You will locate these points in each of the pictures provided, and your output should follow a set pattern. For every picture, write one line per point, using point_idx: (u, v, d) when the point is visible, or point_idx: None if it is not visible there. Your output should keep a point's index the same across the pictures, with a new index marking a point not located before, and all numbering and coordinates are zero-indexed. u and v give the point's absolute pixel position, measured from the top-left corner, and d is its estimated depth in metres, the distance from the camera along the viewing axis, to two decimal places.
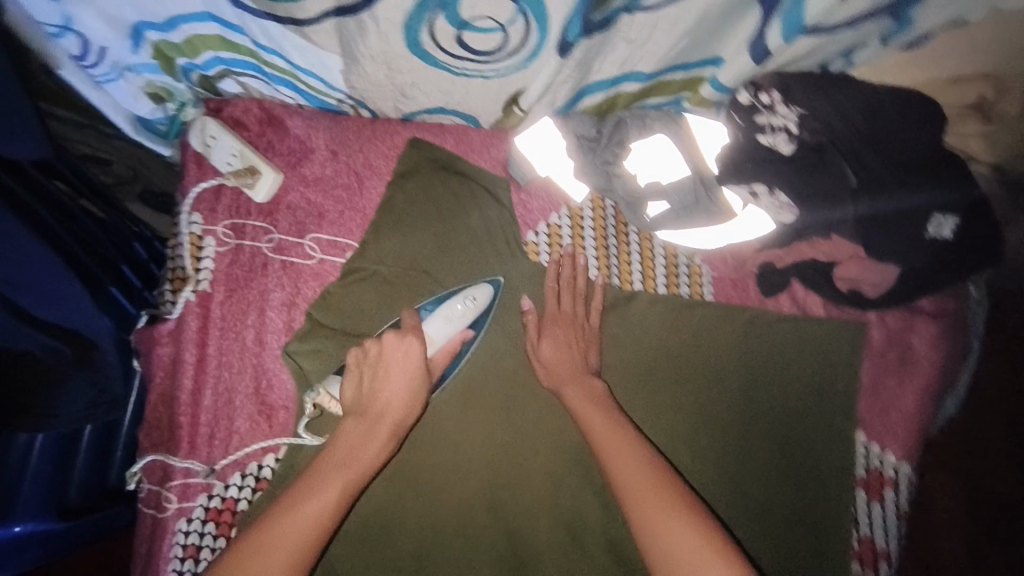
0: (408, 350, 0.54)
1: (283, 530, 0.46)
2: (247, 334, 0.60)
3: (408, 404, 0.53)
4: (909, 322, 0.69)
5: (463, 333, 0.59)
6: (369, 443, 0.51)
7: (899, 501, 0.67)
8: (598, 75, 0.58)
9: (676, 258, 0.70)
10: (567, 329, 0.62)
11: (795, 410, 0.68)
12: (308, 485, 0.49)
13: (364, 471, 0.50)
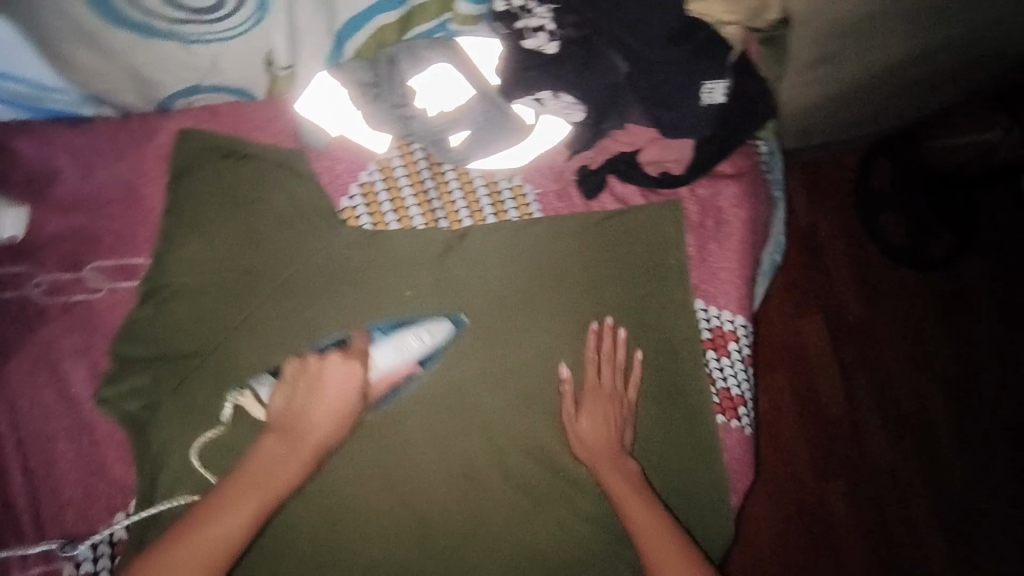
0: (348, 377, 0.57)
1: (195, 544, 0.48)
2: (47, 395, 0.56)
3: (334, 428, 0.55)
4: (716, 189, 0.75)
5: (411, 367, 0.63)
6: (287, 461, 0.53)
7: (742, 348, 0.74)
8: (346, 11, 0.58)
9: (497, 183, 0.70)
10: (597, 399, 0.66)
11: (638, 303, 0.72)
12: (225, 501, 0.50)
13: (281, 491, 0.52)
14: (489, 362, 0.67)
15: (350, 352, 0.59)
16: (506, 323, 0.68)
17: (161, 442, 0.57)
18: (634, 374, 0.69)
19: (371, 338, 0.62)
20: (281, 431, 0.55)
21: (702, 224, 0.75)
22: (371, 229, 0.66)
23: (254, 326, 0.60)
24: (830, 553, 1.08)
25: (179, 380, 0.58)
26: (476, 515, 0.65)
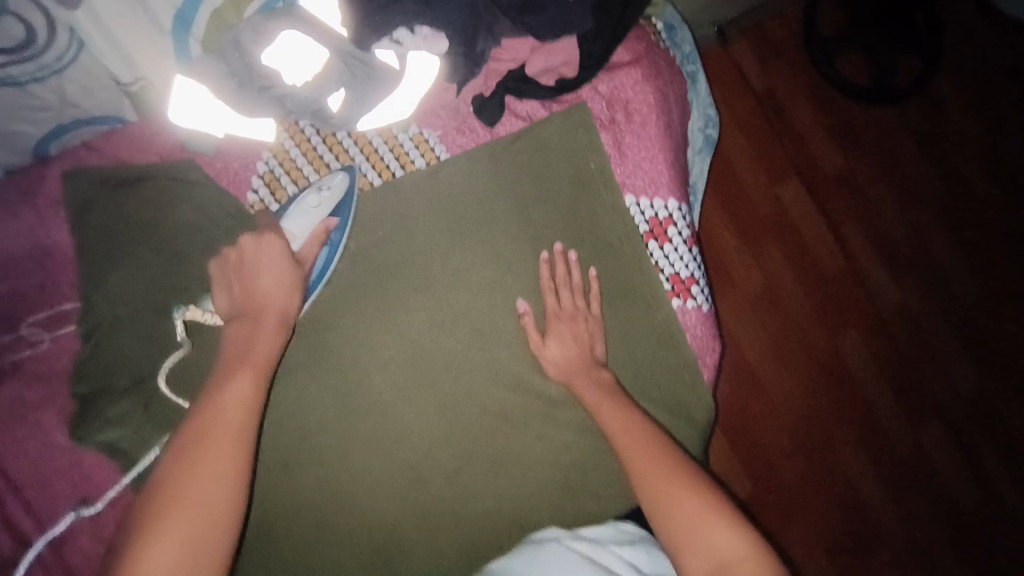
0: (270, 246, 0.61)
1: (217, 422, 0.51)
2: (30, 446, 0.59)
3: (280, 291, 0.60)
4: (619, 79, 0.72)
5: (325, 222, 0.65)
6: (258, 334, 0.57)
7: (683, 231, 0.72)
8: (170, 10, 0.57)
9: (395, 134, 0.70)
10: (558, 324, 0.68)
11: (567, 213, 0.71)
12: (220, 384, 0.54)
13: (268, 363, 0.56)
14: (433, 310, 0.69)
15: (263, 231, 0.62)
16: (441, 270, 0.69)
17: (149, 460, 0.61)
18: (594, 292, 0.69)
19: (278, 218, 0.65)
20: (237, 319, 0.59)
21: (612, 118, 0.72)
22: (285, 215, 0.67)
23: (200, 332, 0.63)
24: (845, 402, 1.14)
25: (146, 400, 0.62)
26: (461, 454, 0.67)
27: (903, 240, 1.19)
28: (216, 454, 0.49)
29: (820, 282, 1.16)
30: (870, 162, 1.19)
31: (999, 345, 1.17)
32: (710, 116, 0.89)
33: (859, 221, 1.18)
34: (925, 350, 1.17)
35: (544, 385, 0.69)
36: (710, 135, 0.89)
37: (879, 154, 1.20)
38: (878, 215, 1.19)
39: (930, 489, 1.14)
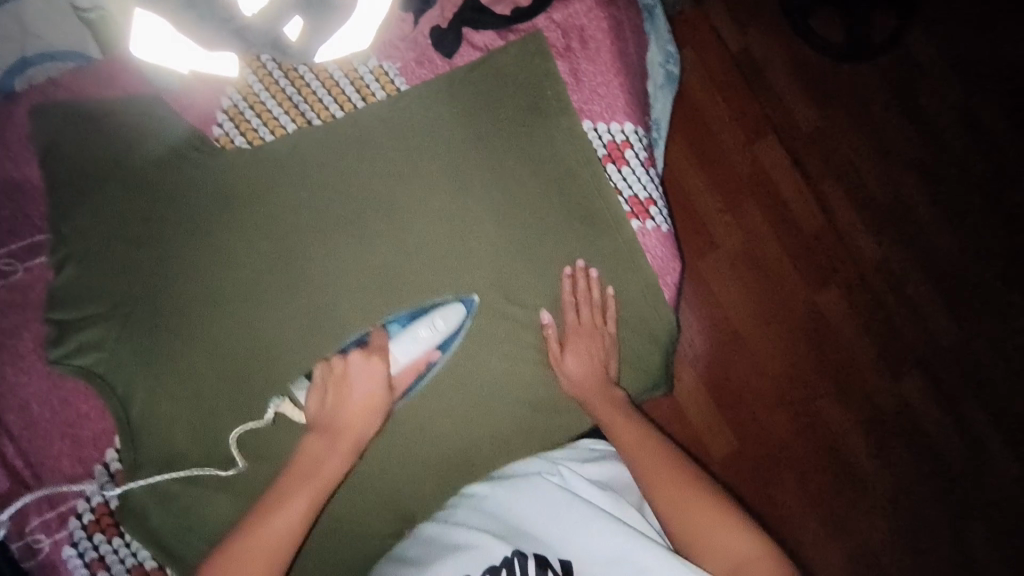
0: (372, 368, 0.64)
1: (260, 539, 0.55)
2: (7, 370, 0.62)
3: (367, 420, 0.63)
4: (570, 7, 0.74)
5: (428, 354, 0.68)
6: (332, 459, 0.60)
7: (639, 153, 0.74)
8: None
9: (356, 69, 0.72)
10: (574, 342, 0.70)
11: (527, 141, 0.73)
12: (278, 501, 0.57)
13: (327, 482, 0.59)
14: (399, 239, 0.70)
15: (369, 350, 0.65)
16: (406, 199, 0.70)
17: (124, 383, 0.64)
18: (610, 310, 0.72)
19: (387, 333, 0.67)
20: (318, 429, 0.63)
21: (568, 46, 0.74)
22: (249, 147, 0.69)
23: (170, 260, 0.65)
24: (835, 363, 1.20)
25: (121, 325, 0.64)
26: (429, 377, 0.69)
27: (888, 205, 1.24)
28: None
29: (807, 250, 1.21)
30: (853, 131, 1.25)
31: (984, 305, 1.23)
32: (671, 53, 0.90)
33: (846, 189, 1.23)
34: (913, 312, 1.22)
35: (511, 305, 0.71)
36: (672, 72, 0.91)
37: (863, 122, 1.25)
38: (863, 183, 1.24)
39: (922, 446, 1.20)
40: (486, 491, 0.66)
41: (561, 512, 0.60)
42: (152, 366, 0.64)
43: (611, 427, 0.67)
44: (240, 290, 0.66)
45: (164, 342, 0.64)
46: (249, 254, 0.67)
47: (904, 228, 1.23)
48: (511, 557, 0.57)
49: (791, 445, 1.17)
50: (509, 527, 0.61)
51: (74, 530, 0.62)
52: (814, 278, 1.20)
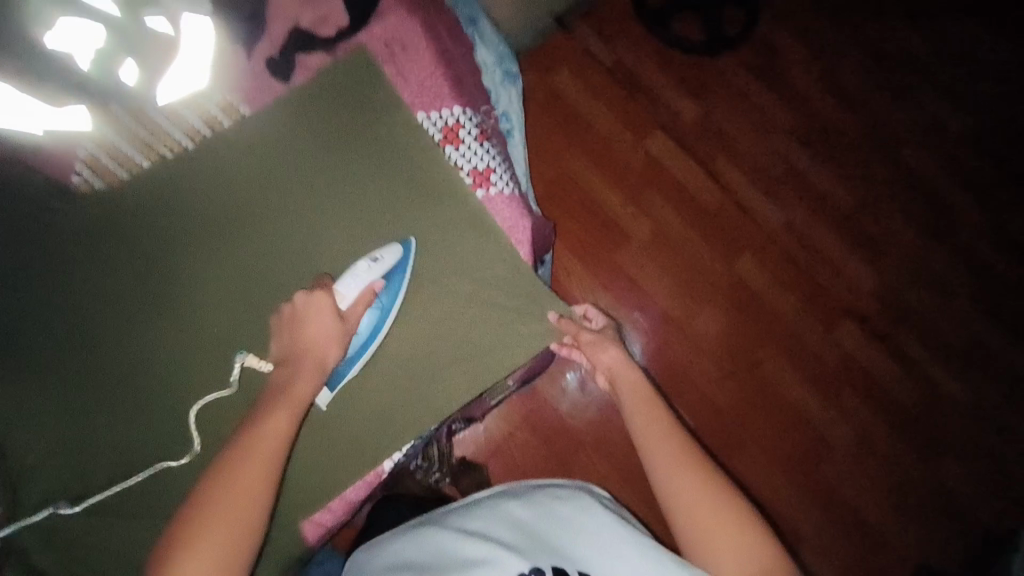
0: (318, 301, 0.71)
1: (253, 440, 0.63)
2: None
3: (326, 346, 0.70)
4: (385, 20, 0.83)
5: (373, 284, 0.74)
6: (299, 382, 0.69)
7: (472, 131, 0.83)
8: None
9: (207, 108, 0.78)
10: (602, 339, 0.84)
11: (365, 138, 0.80)
12: (264, 415, 0.66)
13: (299, 403, 0.67)
14: (264, 243, 0.76)
15: (316, 288, 0.72)
16: (264, 206, 0.77)
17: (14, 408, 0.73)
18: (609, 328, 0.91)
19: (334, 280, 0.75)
20: (282, 363, 0.71)
21: (391, 53, 0.83)
22: (107, 188, 0.75)
23: (48, 295, 0.74)
24: (754, 314, 1.42)
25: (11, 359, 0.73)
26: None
27: (766, 171, 1.50)
28: (250, 475, 0.61)
29: (712, 226, 1.46)
30: (726, 116, 1.53)
31: (865, 235, 1.48)
32: (505, 54, 1.00)
33: (729, 164, 1.50)
34: (811, 253, 1.46)
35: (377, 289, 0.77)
36: (510, 72, 1.00)
37: (730, 109, 1.53)
38: (745, 154, 1.51)
39: (848, 372, 1.41)
40: (506, 508, 0.75)
41: (575, 533, 0.71)
42: (43, 395, 0.73)
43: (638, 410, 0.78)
44: (116, 316, 0.74)
45: (55, 370, 0.73)
46: (118, 283, 0.74)
47: (787, 190, 1.50)
48: (529, 572, 0.66)
49: (736, 404, 1.38)
50: (528, 543, 0.69)
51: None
52: (722, 245, 1.45)
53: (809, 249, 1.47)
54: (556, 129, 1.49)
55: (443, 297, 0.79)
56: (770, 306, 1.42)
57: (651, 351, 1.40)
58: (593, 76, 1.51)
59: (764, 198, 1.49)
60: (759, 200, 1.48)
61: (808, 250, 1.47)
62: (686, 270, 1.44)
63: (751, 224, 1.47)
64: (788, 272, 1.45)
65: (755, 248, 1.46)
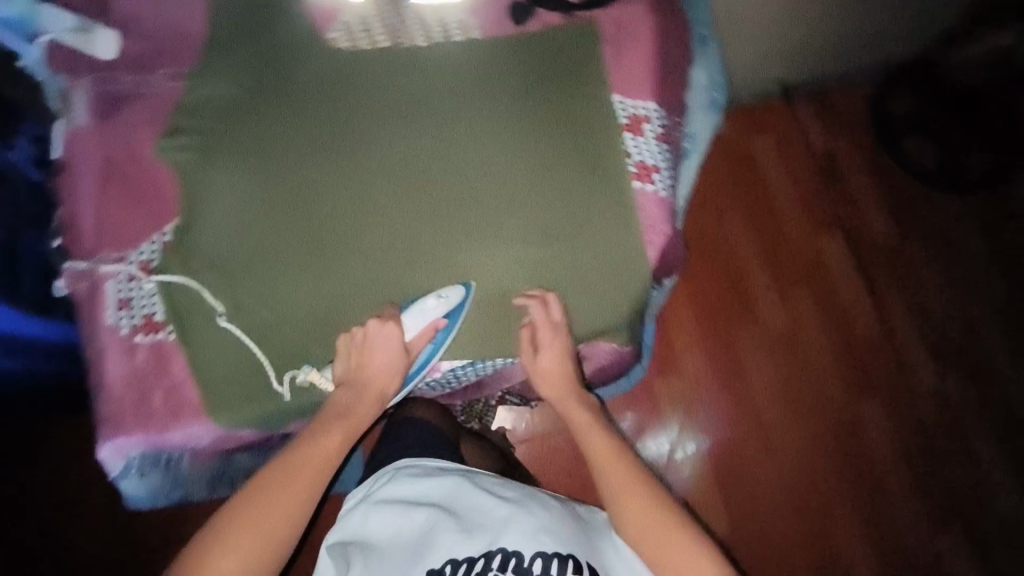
0: (390, 333, 0.76)
1: (312, 454, 0.71)
2: (128, 147, 0.82)
3: (387, 377, 0.77)
4: (626, 9, 0.90)
5: (436, 322, 0.79)
6: (361, 405, 0.76)
7: (654, 129, 0.88)
8: None
9: (448, 23, 0.89)
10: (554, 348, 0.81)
11: (561, 92, 0.86)
12: (321, 430, 0.73)
13: (357, 423, 0.75)
14: (439, 141, 0.84)
15: (386, 316, 0.77)
16: (450, 113, 0.85)
17: (195, 174, 0.80)
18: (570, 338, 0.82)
19: (399, 310, 0.79)
20: (346, 384, 0.77)
21: (616, 36, 0.89)
22: (349, 50, 0.86)
23: (262, 100, 0.83)
24: (852, 449, 1.31)
25: (212, 135, 0.81)
26: (416, 249, 0.81)
27: (937, 314, 1.38)
28: (297, 493, 0.69)
29: (849, 340, 1.37)
30: (923, 246, 1.41)
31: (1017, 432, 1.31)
32: (717, 83, 0.99)
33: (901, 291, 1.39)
34: (946, 419, 1.32)
35: (510, 223, 0.82)
36: (717, 100, 0.99)
37: (928, 240, 1.42)
38: (924, 291, 1.39)
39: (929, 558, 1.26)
40: (542, 492, 0.77)
41: (614, 543, 0.73)
42: (226, 171, 0.81)
43: (602, 458, 0.77)
44: (307, 140, 0.82)
45: (245, 154, 0.81)
46: (321, 116, 0.83)
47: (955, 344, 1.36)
48: (564, 555, 0.67)
49: (789, 530, 1.27)
50: (564, 529, 0.70)
51: (122, 274, 0.79)
52: (853, 367, 1.35)
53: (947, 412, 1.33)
54: (732, 183, 1.45)
55: (562, 253, 0.82)
56: (873, 454, 1.31)
57: (725, 438, 1.31)
58: (793, 152, 1.47)
59: (921, 347, 1.36)
60: (914, 343, 1.36)
61: (946, 414, 1.33)
62: (800, 376, 1.35)
63: (892, 367, 1.35)
64: (910, 427, 1.32)
65: (886, 393, 1.34)
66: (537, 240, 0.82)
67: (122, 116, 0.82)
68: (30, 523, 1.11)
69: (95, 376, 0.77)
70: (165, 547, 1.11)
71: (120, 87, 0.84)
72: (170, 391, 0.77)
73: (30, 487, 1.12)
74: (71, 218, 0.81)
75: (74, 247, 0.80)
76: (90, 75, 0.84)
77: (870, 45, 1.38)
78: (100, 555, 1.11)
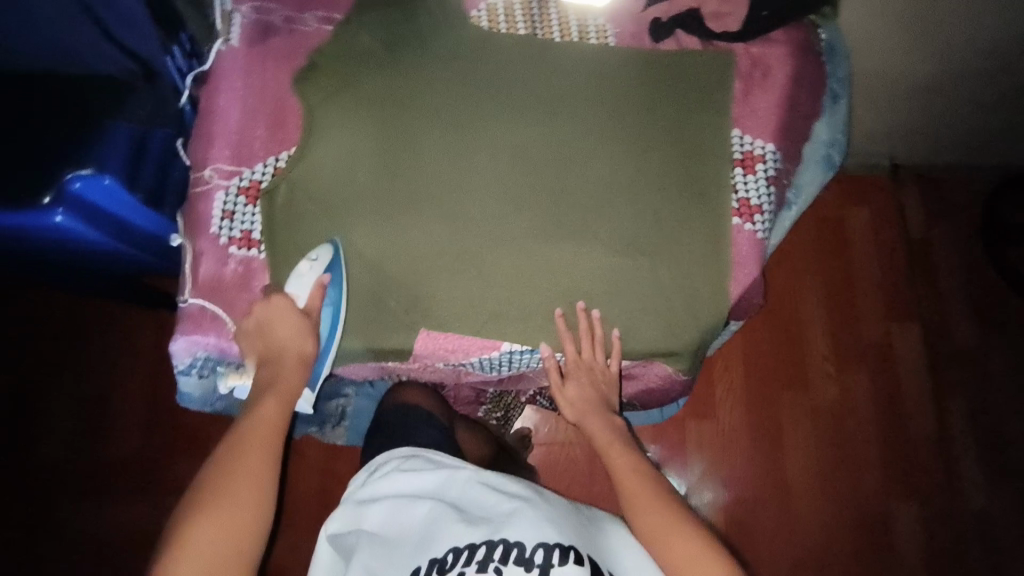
0: (278, 304, 0.78)
1: (253, 430, 0.72)
2: (267, 74, 0.87)
3: (297, 340, 0.78)
4: (768, 48, 0.90)
5: (320, 280, 0.79)
6: (286, 374, 0.77)
7: (767, 170, 0.86)
8: None
9: (587, 25, 0.92)
10: (582, 368, 0.85)
11: (682, 114, 0.87)
12: (252, 406, 0.74)
13: (290, 390, 0.76)
14: (552, 133, 0.86)
15: (272, 296, 0.78)
16: (569, 111, 0.87)
17: (320, 113, 0.84)
18: (613, 348, 0.83)
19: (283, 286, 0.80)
20: (263, 362, 0.78)
21: (751, 72, 0.89)
22: (487, 29, 0.91)
23: (398, 59, 0.87)
24: (880, 545, 1.26)
25: (345, 82, 0.85)
26: (505, 229, 0.83)
27: (999, 434, 1.33)
28: (251, 472, 0.69)
29: (901, 436, 1.32)
30: (999, 360, 1.37)
31: None
32: (837, 141, 0.95)
33: (968, 400, 1.35)
34: (983, 542, 1.27)
35: (601, 228, 0.83)
36: (832, 158, 0.94)
37: (1006, 356, 1.37)
38: (990, 406, 1.35)
39: None
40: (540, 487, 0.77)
41: (623, 546, 0.73)
42: (350, 114, 0.84)
43: (622, 478, 0.79)
44: (430, 104, 0.86)
45: (373, 103, 0.85)
46: (449, 85, 0.87)
47: (1010, 469, 1.31)
48: (566, 546, 0.67)
49: None
50: (568, 524, 0.70)
51: (232, 188, 0.83)
52: (900, 463, 1.31)
53: (988, 536, 1.27)
54: (816, 246, 1.41)
55: (644, 269, 0.82)
56: (895, 556, 1.26)
57: (747, 500, 1.27)
58: (887, 231, 1.42)
59: (974, 463, 1.31)
60: (968, 456, 1.31)
61: (986, 537, 1.27)
62: (841, 460, 1.30)
63: (939, 473, 1.30)
64: (946, 538, 1.27)
65: (926, 500, 1.29)
66: (623, 251, 0.82)
67: (271, 45, 0.88)
68: (80, 395, 1.19)
69: (184, 277, 0.81)
70: (192, 447, 1.17)
71: (275, 19, 0.89)
72: (248, 305, 0.80)
73: (87, 363, 1.20)
74: (204, 131, 0.85)
75: (199, 153, 0.84)
76: (251, 4, 0.89)
77: (998, 143, 1.33)
78: (131, 441, 1.17)
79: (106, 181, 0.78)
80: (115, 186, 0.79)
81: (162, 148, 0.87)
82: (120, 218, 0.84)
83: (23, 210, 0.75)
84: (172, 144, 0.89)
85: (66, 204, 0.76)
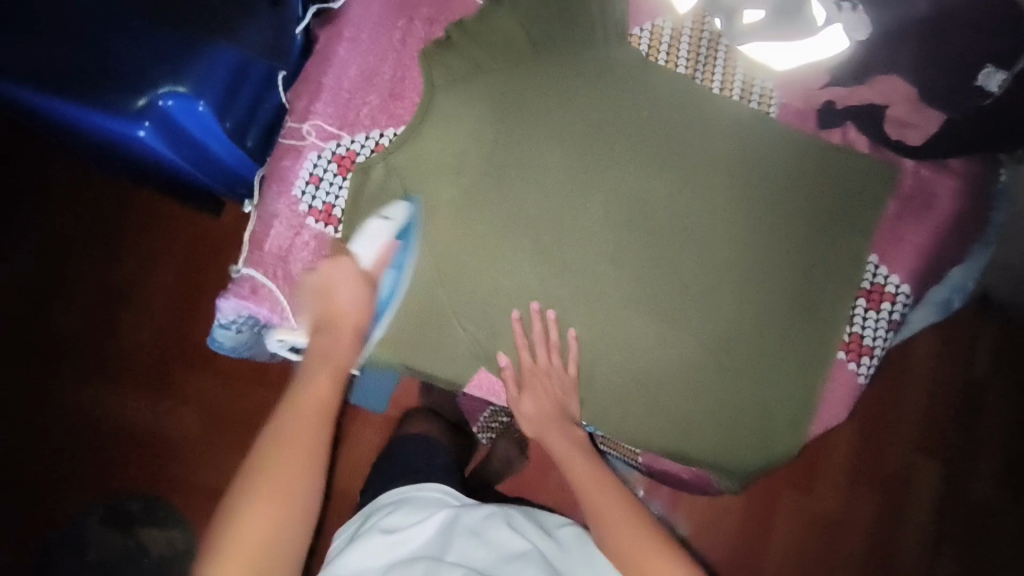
0: (345, 266, 0.72)
1: (297, 411, 0.68)
2: (395, 35, 0.79)
3: (357, 309, 0.72)
4: (940, 175, 0.81)
5: (388, 244, 0.73)
6: (340, 346, 0.71)
7: (892, 311, 0.79)
8: None
9: (753, 84, 0.82)
10: (538, 372, 0.75)
11: (819, 220, 0.79)
12: (301, 381, 0.70)
13: (340, 364, 0.71)
14: (680, 193, 0.78)
15: (335, 253, 0.73)
16: (704, 177, 0.78)
17: (442, 97, 0.75)
18: (569, 357, 0.75)
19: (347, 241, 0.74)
20: (322, 329, 0.72)
21: (912, 196, 0.80)
22: (645, 56, 0.80)
23: (543, 61, 0.78)
24: None
25: (479, 66, 0.76)
26: (598, 285, 0.76)
27: None
28: (297, 457, 0.64)
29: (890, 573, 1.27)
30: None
31: None
32: (964, 287, 0.86)
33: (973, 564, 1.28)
34: None
35: (696, 319, 0.76)
36: (950, 303, 0.86)
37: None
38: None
39: None
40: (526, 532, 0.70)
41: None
42: (470, 108, 0.76)
43: (603, 514, 0.68)
44: (569, 110, 0.77)
45: (499, 106, 0.76)
46: (591, 107, 0.78)
47: None
48: None
49: None
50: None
51: (326, 152, 0.75)
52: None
53: None
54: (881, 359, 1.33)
55: (727, 376, 0.76)
56: None
57: None
58: (958, 367, 1.32)
59: None
60: None
61: None
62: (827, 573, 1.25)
63: None
64: None
65: None
66: (714, 346, 0.76)
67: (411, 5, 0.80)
68: None
69: (250, 233, 0.75)
70: None
71: None
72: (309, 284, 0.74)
73: None
74: (310, 77, 0.77)
75: (298, 101, 0.76)
76: None
77: None
78: None
79: (199, 109, 0.72)
80: (207, 115, 0.73)
81: (257, 79, 0.78)
82: (200, 144, 0.78)
83: (108, 113, 0.68)
84: (270, 78, 0.80)
85: (152, 120, 0.69)
